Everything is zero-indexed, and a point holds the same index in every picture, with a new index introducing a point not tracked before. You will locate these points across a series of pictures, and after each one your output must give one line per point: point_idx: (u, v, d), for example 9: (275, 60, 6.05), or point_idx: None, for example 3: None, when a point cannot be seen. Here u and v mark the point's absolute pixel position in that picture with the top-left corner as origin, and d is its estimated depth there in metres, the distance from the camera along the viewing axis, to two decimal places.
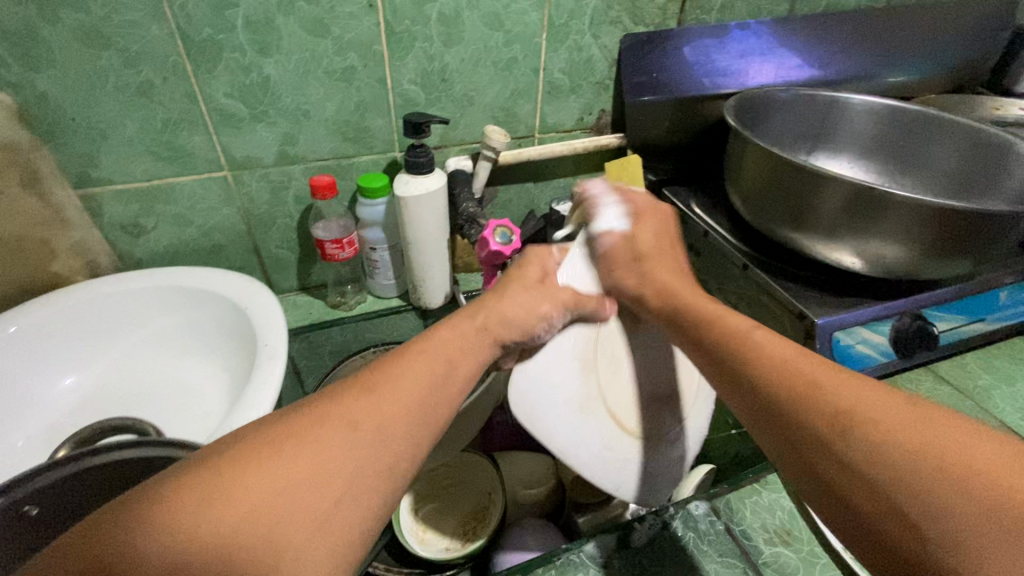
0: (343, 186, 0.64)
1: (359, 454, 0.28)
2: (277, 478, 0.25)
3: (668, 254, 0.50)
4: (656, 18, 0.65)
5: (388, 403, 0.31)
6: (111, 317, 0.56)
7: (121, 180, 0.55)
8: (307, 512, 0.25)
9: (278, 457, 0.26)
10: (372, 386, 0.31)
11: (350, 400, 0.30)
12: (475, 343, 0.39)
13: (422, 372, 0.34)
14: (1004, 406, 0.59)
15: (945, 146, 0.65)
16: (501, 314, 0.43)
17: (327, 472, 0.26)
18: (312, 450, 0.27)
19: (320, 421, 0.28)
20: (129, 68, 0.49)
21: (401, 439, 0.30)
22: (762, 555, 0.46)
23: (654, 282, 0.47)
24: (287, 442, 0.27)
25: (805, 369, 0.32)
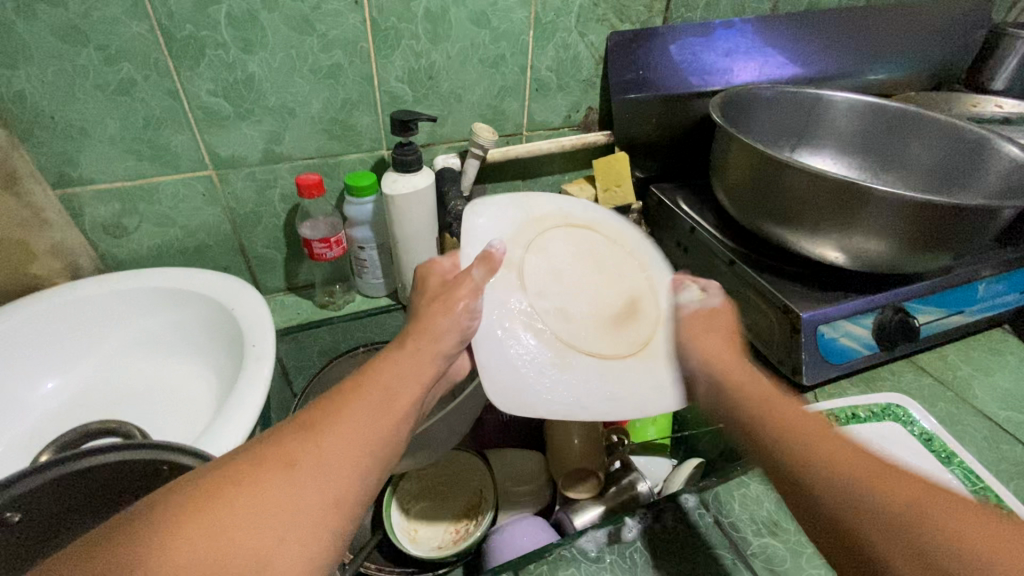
0: (330, 184, 0.64)
1: (303, 490, 0.27)
2: (226, 518, 0.25)
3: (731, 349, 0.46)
4: (642, 16, 0.66)
5: (334, 440, 0.30)
6: (94, 319, 0.55)
7: (103, 180, 0.54)
8: (261, 549, 0.25)
9: (221, 501, 0.25)
10: (310, 424, 0.31)
11: (293, 439, 0.30)
12: (416, 368, 0.39)
13: (358, 404, 0.33)
14: (984, 397, 0.60)
15: (925, 142, 0.66)
16: (431, 334, 0.42)
17: (280, 509, 0.26)
18: (257, 490, 0.26)
19: (261, 463, 0.28)
20: (110, 65, 0.48)
21: (348, 470, 0.30)
22: (750, 547, 0.47)
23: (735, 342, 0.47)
24: (231, 485, 0.26)
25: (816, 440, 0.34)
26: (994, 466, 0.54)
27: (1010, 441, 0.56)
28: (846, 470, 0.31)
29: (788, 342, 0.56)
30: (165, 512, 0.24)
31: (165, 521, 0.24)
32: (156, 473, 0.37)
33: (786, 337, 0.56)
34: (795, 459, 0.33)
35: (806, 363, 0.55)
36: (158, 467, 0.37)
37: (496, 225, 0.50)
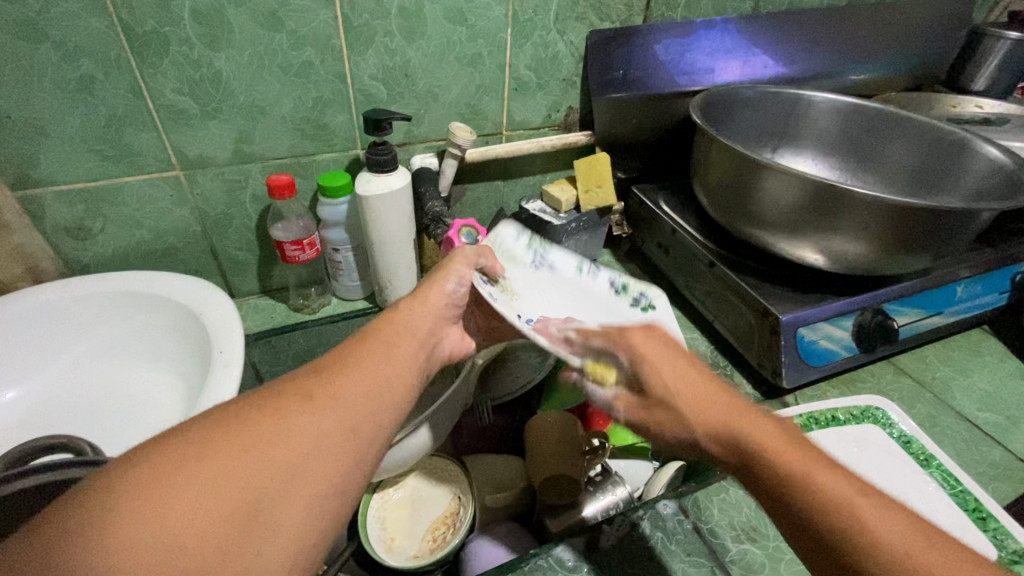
0: (304, 184, 0.62)
1: (323, 415, 0.30)
2: (254, 436, 0.27)
3: (695, 376, 0.38)
4: (622, 14, 0.65)
5: (351, 379, 0.33)
6: (55, 325, 0.53)
7: (64, 181, 0.52)
8: (286, 463, 0.27)
9: (246, 428, 0.27)
10: (326, 364, 0.34)
11: (312, 379, 0.32)
12: (420, 320, 0.42)
13: (369, 349, 0.36)
14: (963, 399, 0.60)
15: (904, 143, 0.66)
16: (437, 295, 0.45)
17: (303, 431, 0.28)
18: (282, 414, 0.29)
19: (284, 395, 0.30)
20: (68, 62, 0.47)
21: (365, 402, 0.32)
22: (729, 553, 0.46)
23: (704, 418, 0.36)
24: (256, 409, 0.29)
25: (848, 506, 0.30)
26: (972, 468, 0.54)
27: (990, 443, 0.56)
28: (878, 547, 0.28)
29: (768, 344, 0.56)
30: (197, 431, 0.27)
31: (199, 440, 0.26)
32: None
33: (766, 339, 0.56)
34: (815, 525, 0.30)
35: (786, 366, 0.55)
36: None
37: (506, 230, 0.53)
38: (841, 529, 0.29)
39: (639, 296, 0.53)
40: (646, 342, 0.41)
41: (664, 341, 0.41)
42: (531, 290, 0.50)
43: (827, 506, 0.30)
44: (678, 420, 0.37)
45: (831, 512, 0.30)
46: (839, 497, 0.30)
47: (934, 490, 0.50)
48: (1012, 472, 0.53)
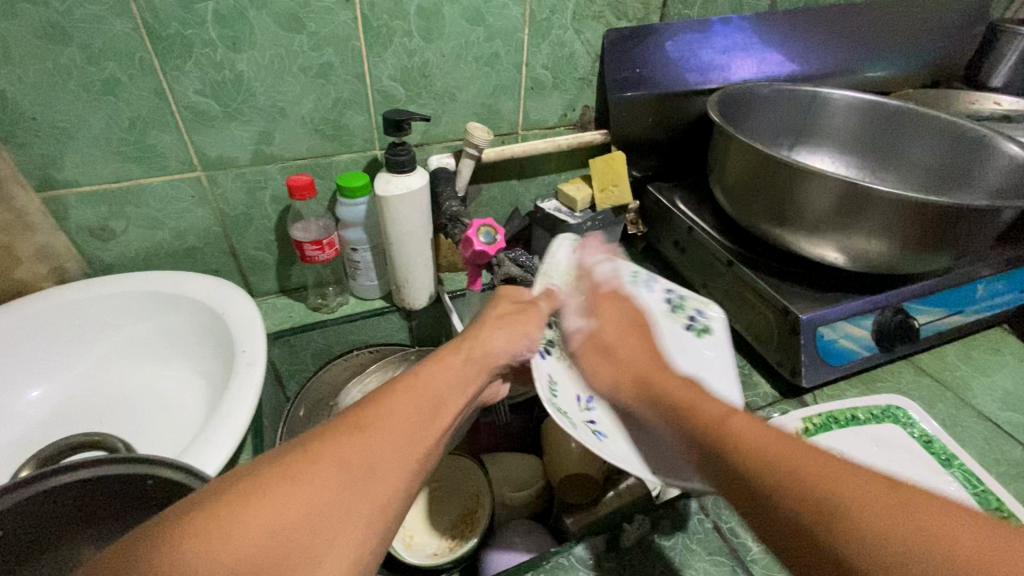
0: (322, 185, 0.63)
1: (352, 493, 0.27)
2: (278, 512, 0.24)
3: (633, 331, 0.46)
4: (639, 13, 0.65)
5: (379, 442, 0.30)
6: (80, 324, 0.54)
7: (89, 182, 0.53)
8: (307, 548, 0.25)
9: (267, 503, 0.24)
10: (364, 423, 0.31)
11: (341, 438, 0.29)
12: (460, 378, 0.39)
13: (407, 414, 0.32)
14: (983, 398, 0.60)
15: (924, 140, 0.65)
16: (483, 348, 0.42)
17: (329, 509, 0.26)
18: (313, 486, 0.26)
19: (313, 461, 0.27)
20: (93, 65, 0.47)
21: (394, 478, 0.30)
22: (750, 553, 0.46)
23: (630, 367, 0.43)
24: (285, 478, 0.26)
25: (778, 450, 0.30)
26: (993, 468, 0.53)
27: (1010, 442, 0.56)
28: (788, 468, 0.29)
29: (787, 343, 0.56)
30: (219, 504, 0.24)
31: (211, 519, 0.23)
32: (144, 486, 0.37)
33: (785, 338, 0.56)
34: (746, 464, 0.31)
35: (805, 365, 0.55)
36: (144, 480, 0.37)
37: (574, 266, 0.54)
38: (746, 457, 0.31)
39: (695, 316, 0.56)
40: (613, 310, 0.48)
41: (625, 308, 0.49)
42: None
43: (737, 441, 0.32)
44: (606, 359, 0.45)
45: (743, 442, 0.32)
46: (749, 432, 0.32)
47: (956, 490, 0.49)
48: None
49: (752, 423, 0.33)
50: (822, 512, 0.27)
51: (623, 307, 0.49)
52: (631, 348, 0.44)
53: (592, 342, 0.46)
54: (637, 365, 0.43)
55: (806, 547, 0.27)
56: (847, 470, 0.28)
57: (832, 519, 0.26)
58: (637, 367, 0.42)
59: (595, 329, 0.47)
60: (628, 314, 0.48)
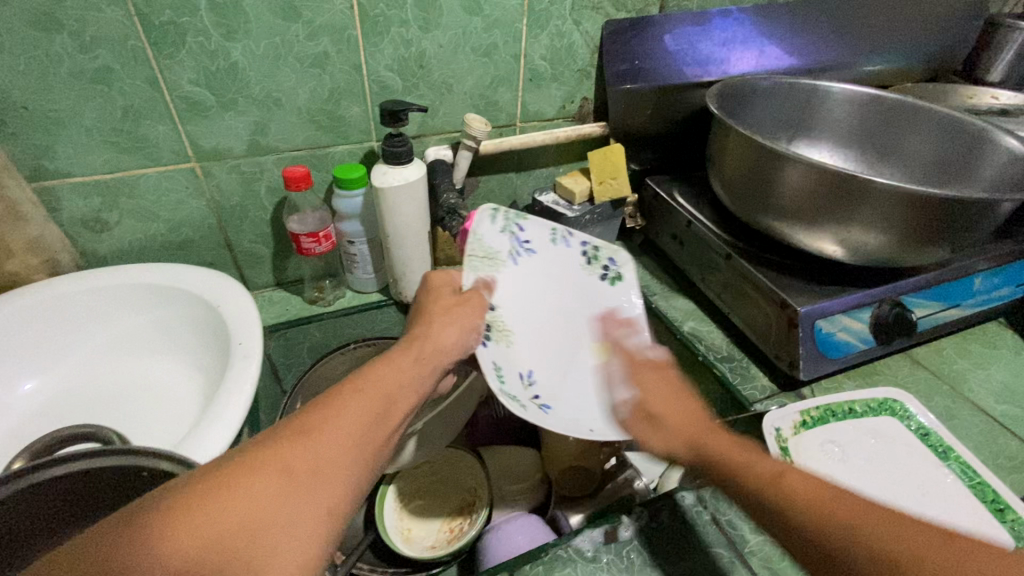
0: (318, 177, 0.62)
1: (294, 501, 0.27)
2: (213, 524, 0.24)
3: (677, 398, 0.43)
4: (638, 4, 0.65)
5: (326, 445, 0.30)
6: (73, 316, 0.53)
7: (81, 173, 0.52)
8: (239, 561, 0.24)
9: (203, 513, 0.25)
10: (307, 428, 0.30)
11: (285, 444, 0.29)
12: (415, 375, 0.38)
13: (353, 416, 0.32)
14: (979, 391, 0.60)
15: (922, 133, 0.65)
16: (436, 344, 0.40)
17: (269, 518, 0.26)
18: (251, 493, 0.26)
19: (255, 467, 0.27)
20: (84, 53, 0.46)
21: (339, 482, 0.29)
22: (748, 544, 0.46)
23: (684, 431, 0.40)
24: (223, 487, 0.26)
25: (844, 507, 0.31)
26: (989, 460, 0.53)
27: (1006, 435, 0.56)
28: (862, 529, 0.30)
29: (786, 336, 0.56)
30: (158, 519, 0.24)
31: (147, 529, 0.23)
32: (139, 477, 0.37)
33: (784, 331, 0.56)
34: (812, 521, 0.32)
35: (804, 358, 0.55)
36: (138, 472, 0.36)
37: (495, 236, 0.50)
38: (810, 517, 0.32)
39: (608, 265, 0.54)
40: (655, 380, 0.45)
41: (651, 364, 0.47)
42: (513, 290, 0.50)
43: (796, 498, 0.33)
44: (659, 428, 0.41)
45: (800, 499, 0.33)
46: (803, 487, 0.33)
47: (952, 482, 0.50)
48: None
49: (802, 475, 0.34)
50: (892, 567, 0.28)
51: (666, 378, 0.45)
52: (668, 402, 0.43)
53: (637, 411, 0.43)
54: (688, 427, 0.40)
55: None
56: (916, 525, 0.30)
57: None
58: (689, 429, 0.40)
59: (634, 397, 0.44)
60: (659, 370, 0.46)
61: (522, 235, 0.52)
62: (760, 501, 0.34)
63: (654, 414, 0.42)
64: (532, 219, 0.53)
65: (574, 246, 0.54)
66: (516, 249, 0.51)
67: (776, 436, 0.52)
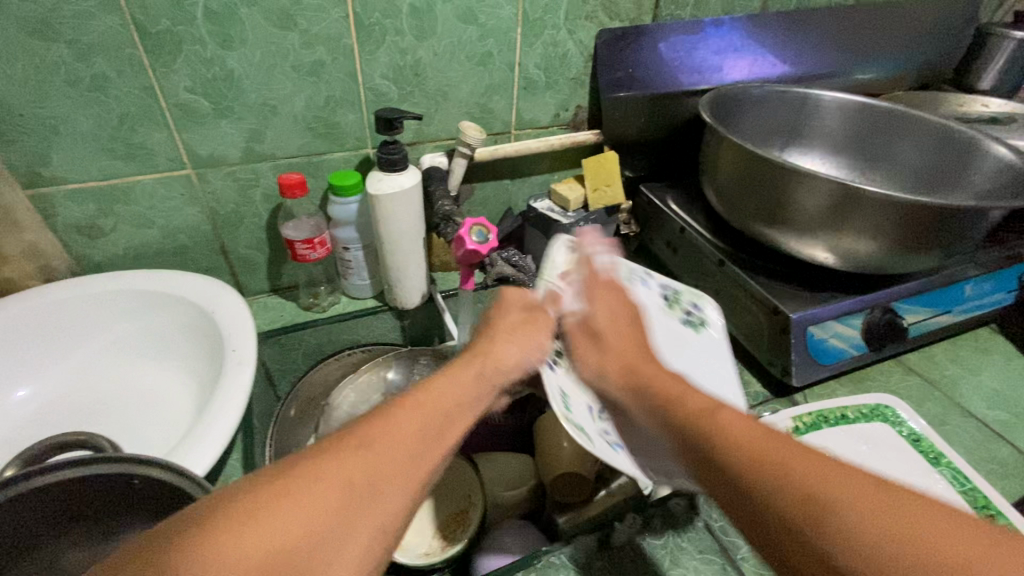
0: (314, 184, 0.62)
1: (353, 516, 0.27)
2: (278, 534, 0.24)
3: (624, 321, 0.47)
4: (631, 13, 0.65)
5: (387, 459, 0.30)
6: (68, 323, 0.53)
7: (76, 179, 0.52)
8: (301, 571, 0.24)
9: (269, 517, 0.25)
10: (369, 441, 0.30)
11: (347, 454, 0.29)
12: (471, 394, 0.38)
13: (412, 431, 0.32)
14: (971, 397, 0.60)
15: (912, 141, 0.66)
16: (496, 363, 0.41)
17: (330, 532, 0.26)
18: (314, 504, 0.26)
19: (320, 476, 0.27)
20: (81, 61, 0.47)
21: (400, 498, 0.29)
22: (741, 551, 0.46)
23: (623, 357, 0.44)
24: (288, 495, 0.26)
25: (767, 445, 0.31)
26: (981, 466, 0.54)
27: (999, 441, 0.56)
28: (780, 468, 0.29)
29: (778, 343, 0.56)
30: (224, 523, 0.24)
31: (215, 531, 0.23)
32: (131, 485, 0.37)
33: (776, 338, 0.56)
34: (736, 461, 0.31)
35: (796, 365, 0.55)
36: (131, 480, 0.37)
37: (578, 265, 0.52)
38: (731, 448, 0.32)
39: (690, 309, 0.57)
40: (611, 300, 0.48)
41: (621, 295, 0.49)
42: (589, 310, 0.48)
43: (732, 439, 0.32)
44: (595, 345, 0.45)
45: (726, 438, 0.33)
46: (731, 427, 0.33)
47: (942, 488, 0.50)
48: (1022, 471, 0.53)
49: (742, 420, 0.34)
50: (810, 504, 0.27)
51: (617, 295, 0.49)
52: (616, 335, 0.46)
53: (582, 327, 0.47)
54: (631, 357, 0.44)
55: (789, 539, 0.28)
56: (835, 468, 0.28)
57: (819, 516, 0.27)
58: (631, 359, 0.43)
59: (586, 316, 0.47)
60: (620, 300, 0.49)
61: (605, 268, 0.53)
62: (697, 445, 0.34)
63: (605, 340, 0.45)
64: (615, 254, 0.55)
65: (654, 287, 0.57)
66: (592, 274, 0.51)
67: None
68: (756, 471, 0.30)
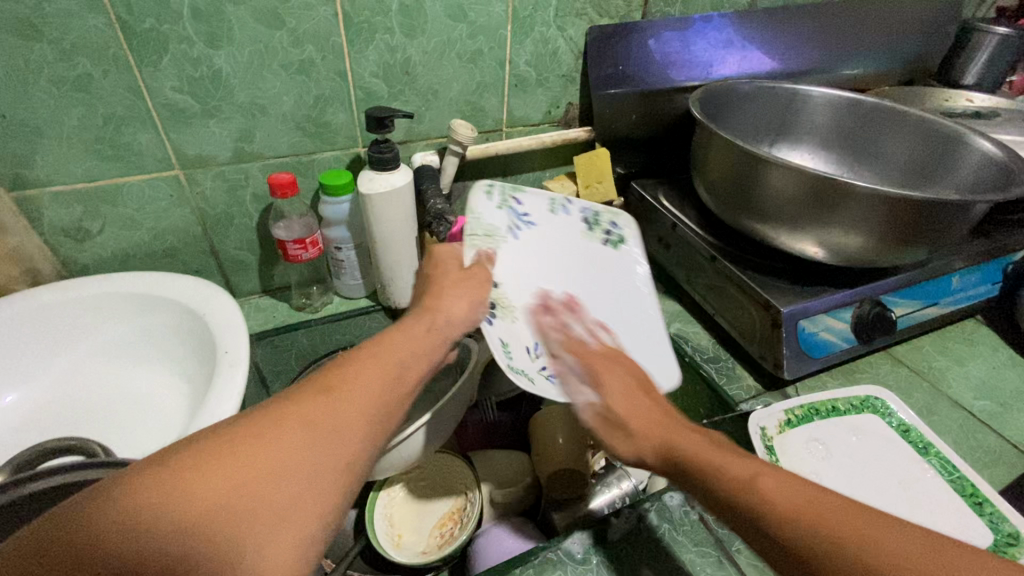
0: (305, 183, 0.62)
1: (316, 451, 0.28)
2: (239, 472, 0.25)
3: (638, 393, 0.42)
4: (621, 10, 0.65)
5: (347, 403, 0.31)
6: (57, 327, 0.52)
7: (61, 182, 0.51)
8: (267, 505, 0.25)
9: (231, 459, 0.25)
10: (329, 388, 0.31)
11: (306, 401, 0.30)
12: (427, 346, 0.39)
13: (371, 378, 0.33)
14: (958, 387, 0.61)
15: (899, 137, 0.67)
16: (447, 315, 0.42)
17: (291, 469, 0.27)
18: (276, 446, 0.27)
19: (281, 420, 0.28)
20: (65, 60, 0.46)
21: (360, 439, 0.30)
22: (735, 542, 0.47)
23: (646, 431, 0.39)
24: (248, 439, 0.27)
25: (827, 516, 0.30)
26: (968, 455, 0.55)
27: (985, 430, 0.57)
28: (844, 539, 0.29)
29: (771, 337, 0.56)
30: (182, 465, 0.25)
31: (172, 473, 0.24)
32: None
33: (768, 332, 0.57)
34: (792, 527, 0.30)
35: (787, 358, 0.55)
36: None
37: (491, 211, 0.52)
38: (800, 533, 0.30)
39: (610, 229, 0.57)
40: (609, 369, 0.45)
41: (617, 363, 0.46)
42: (515, 264, 0.51)
43: (776, 504, 0.31)
44: (619, 430, 0.40)
45: (774, 504, 0.31)
46: (776, 488, 0.32)
47: (933, 476, 0.51)
48: (1006, 458, 0.54)
49: (780, 479, 0.32)
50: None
51: (620, 366, 0.45)
52: (623, 401, 0.42)
53: (602, 419, 0.41)
54: (651, 425, 0.39)
55: None
56: (893, 530, 0.28)
57: None
58: (654, 429, 0.39)
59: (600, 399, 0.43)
60: (624, 368, 0.45)
61: (521, 209, 0.54)
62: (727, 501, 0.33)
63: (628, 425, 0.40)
64: (530, 192, 0.55)
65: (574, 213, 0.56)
66: (514, 222, 0.53)
67: (761, 435, 0.53)
68: (812, 537, 0.29)
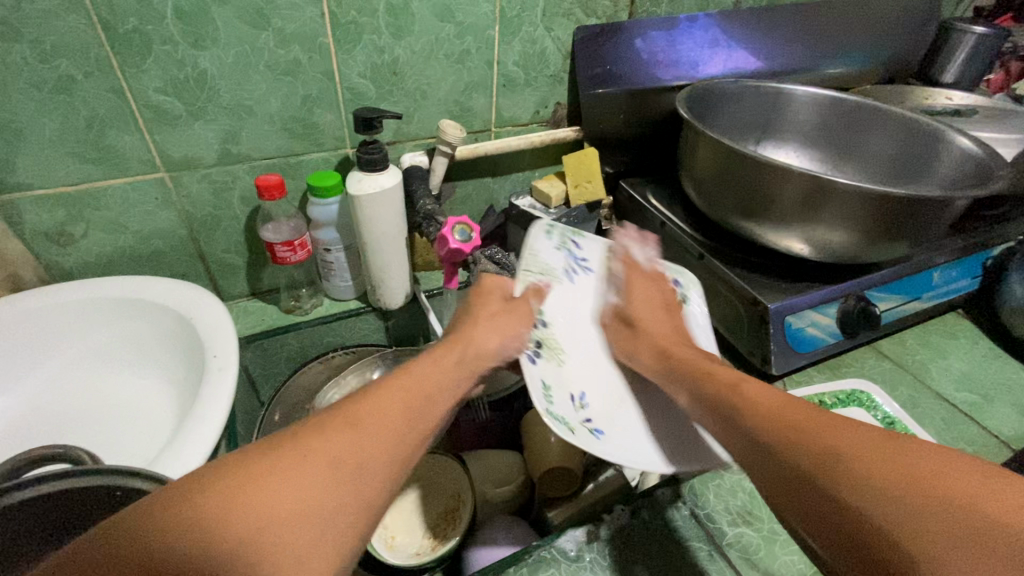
0: (293, 185, 0.61)
1: (342, 489, 0.28)
2: (265, 506, 0.25)
3: (660, 309, 0.51)
4: (608, 10, 0.66)
5: (373, 438, 0.30)
6: (40, 332, 0.51)
7: (43, 185, 0.50)
8: (289, 542, 0.25)
9: (254, 492, 0.25)
10: (355, 420, 0.31)
11: (332, 433, 0.29)
12: (453, 376, 0.39)
13: (397, 411, 0.33)
14: (941, 379, 0.63)
15: (882, 135, 0.68)
16: (477, 348, 0.42)
17: (314, 505, 0.26)
18: (300, 482, 0.26)
19: (306, 453, 0.28)
20: (45, 62, 0.45)
21: (384, 477, 0.30)
22: (726, 537, 0.47)
23: (656, 341, 0.48)
24: (273, 472, 0.26)
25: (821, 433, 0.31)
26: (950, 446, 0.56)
27: (967, 421, 0.58)
28: (835, 447, 0.30)
29: (759, 332, 0.57)
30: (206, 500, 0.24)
31: (200, 505, 0.24)
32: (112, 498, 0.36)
33: (755, 328, 0.57)
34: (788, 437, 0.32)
35: (775, 353, 0.56)
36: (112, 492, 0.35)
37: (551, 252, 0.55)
38: (790, 440, 0.32)
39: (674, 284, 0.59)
40: (644, 289, 0.54)
41: (655, 287, 0.54)
42: (565, 302, 0.52)
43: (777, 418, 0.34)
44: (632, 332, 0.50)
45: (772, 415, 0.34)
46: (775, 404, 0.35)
47: None
48: (987, 448, 0.56)
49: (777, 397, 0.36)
50: (841, 470, 0.29)
51: (654, 285, 0.54)
52: (641, 312, 0.51)
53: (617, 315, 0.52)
54: (664, 341, 0.48)
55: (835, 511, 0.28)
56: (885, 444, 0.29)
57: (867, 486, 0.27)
58: (664, 343, 0.48)
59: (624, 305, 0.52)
60: (657, 291, 0.53)
61: (579, 254, 0.57)
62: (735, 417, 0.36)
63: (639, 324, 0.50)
64: (587, 239, 0.58)
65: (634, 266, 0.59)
66: (570, 265, 0.55)
67: None
68: (801, 446, 0.31)
